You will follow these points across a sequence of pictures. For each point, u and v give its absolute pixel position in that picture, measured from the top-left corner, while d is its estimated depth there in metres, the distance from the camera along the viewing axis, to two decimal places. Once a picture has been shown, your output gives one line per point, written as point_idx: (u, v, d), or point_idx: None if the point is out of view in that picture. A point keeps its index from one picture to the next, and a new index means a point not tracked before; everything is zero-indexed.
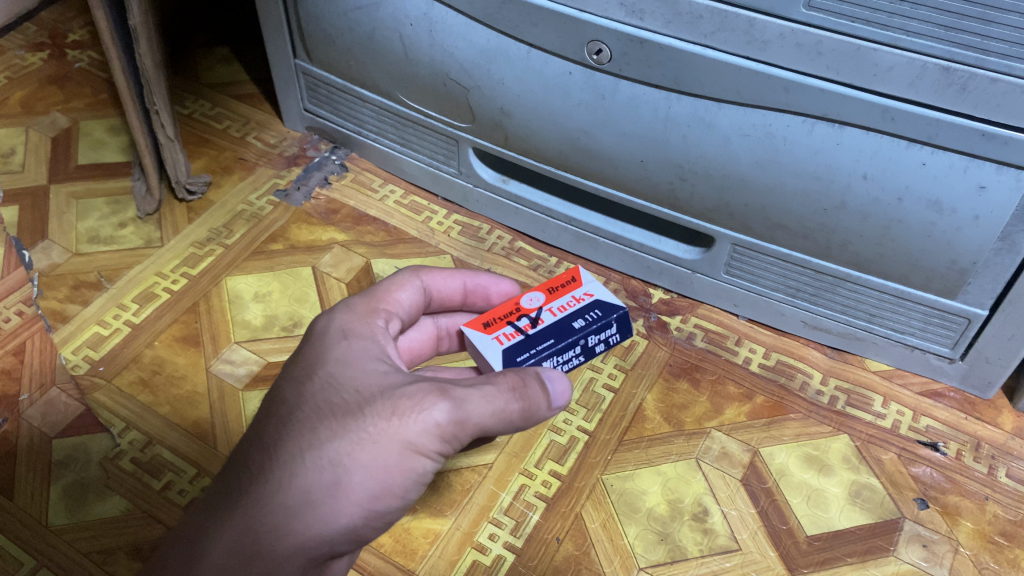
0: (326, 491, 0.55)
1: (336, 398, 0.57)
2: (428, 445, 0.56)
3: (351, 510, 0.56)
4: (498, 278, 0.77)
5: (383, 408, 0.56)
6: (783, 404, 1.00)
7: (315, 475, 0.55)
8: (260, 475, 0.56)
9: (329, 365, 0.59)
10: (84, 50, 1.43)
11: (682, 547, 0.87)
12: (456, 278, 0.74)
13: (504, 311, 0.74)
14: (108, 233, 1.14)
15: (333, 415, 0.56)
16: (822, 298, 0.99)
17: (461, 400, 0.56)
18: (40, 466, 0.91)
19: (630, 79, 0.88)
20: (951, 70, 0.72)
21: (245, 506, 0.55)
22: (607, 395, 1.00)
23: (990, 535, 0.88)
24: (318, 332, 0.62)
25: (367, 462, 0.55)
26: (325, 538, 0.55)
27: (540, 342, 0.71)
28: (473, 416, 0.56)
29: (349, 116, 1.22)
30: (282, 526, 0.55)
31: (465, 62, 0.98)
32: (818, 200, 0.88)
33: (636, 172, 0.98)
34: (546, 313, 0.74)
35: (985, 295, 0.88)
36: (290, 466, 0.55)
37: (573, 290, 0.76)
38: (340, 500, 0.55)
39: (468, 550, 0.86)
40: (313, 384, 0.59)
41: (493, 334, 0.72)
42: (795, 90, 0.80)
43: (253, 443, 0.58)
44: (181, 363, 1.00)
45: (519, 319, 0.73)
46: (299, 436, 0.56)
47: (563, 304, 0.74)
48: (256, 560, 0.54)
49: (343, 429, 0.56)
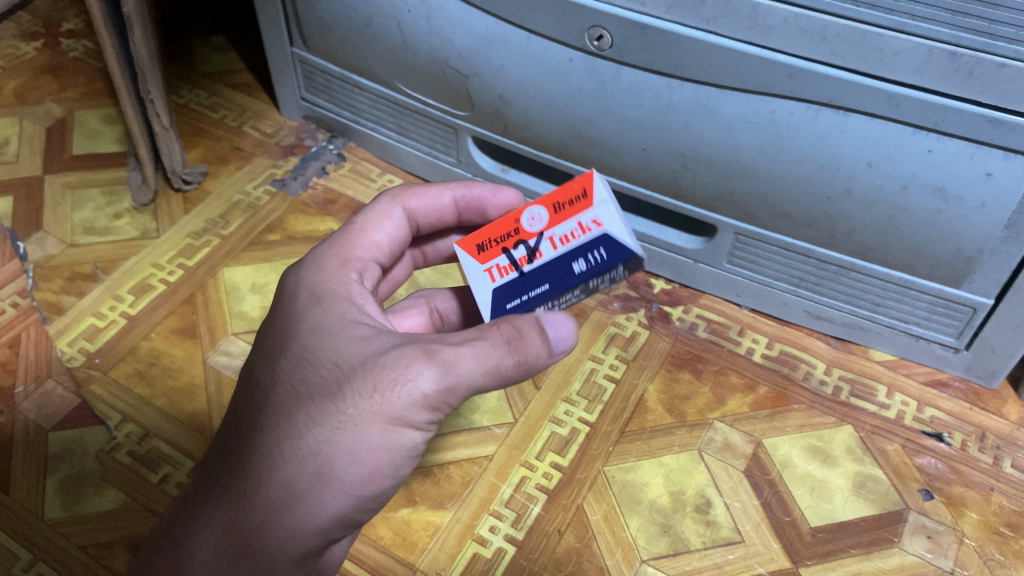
0: (310, 481, 0.54)
1: (312, 378, 0.55)
2: (421, 424, 0.55)
3: (339, 497, 0.55)
4: (499, 188, 0.72)
5: (361, 386, 0.53)
6: (786, 394, 0.99)
7: (297, 466, 0.54)
8: (244, 470, 0.55)
9: (303, 339, 0.57)
10: (78, 39, 1.42)
11: (685, 539, 0.86)
12: (443, 195, 0.71)
13: (502, 233, 0.61)
14: (104, 224, 1.13)
15: (309, 399, 0.55)
16: (825, 287, 0.98)
17: (449, 365, 0.53)
18: (35, 460, 0.90)
19: (632, 65, 0.87)
20: (957, 56, 0.71)
21: (231, 501, 0.56)
22: (609, 385, 0.99)
23: (995, 526, 0.88)
24: (291, 300, 0.60)
25: (349, 445, 0.54)
26: (314, 526, 0.55)
27: (534, 287, 0.60)
28: (464, 379, 0.53)
29: (347, 105, 1.20)
30: (269, 521, 0.54)
31: (464, 49, 0.97)
32: (822, 188, 0.87)
33: (638, 161, 0.96)
34: (546, 243, 0.60)
35: (991, 285, 0.87)
36: (271, 458, 0.55)
37: (581, 212, 0.59)
38: (326, 488, 0.54)
39: (469, 542, 0.85)
40: (287, 361, 0.57)
41: (486, 264, 0.61)
42: (799, 76, 0.79)
43: (236, 434, 0.57)
44: (177, 355, 0.99)
45: (515, 247, 0.61)
46: (277, 425, 0.55)
47: (566, 233, 0.59)
48: (247, 554, 0.55)
49: (321, 414, 0.54)
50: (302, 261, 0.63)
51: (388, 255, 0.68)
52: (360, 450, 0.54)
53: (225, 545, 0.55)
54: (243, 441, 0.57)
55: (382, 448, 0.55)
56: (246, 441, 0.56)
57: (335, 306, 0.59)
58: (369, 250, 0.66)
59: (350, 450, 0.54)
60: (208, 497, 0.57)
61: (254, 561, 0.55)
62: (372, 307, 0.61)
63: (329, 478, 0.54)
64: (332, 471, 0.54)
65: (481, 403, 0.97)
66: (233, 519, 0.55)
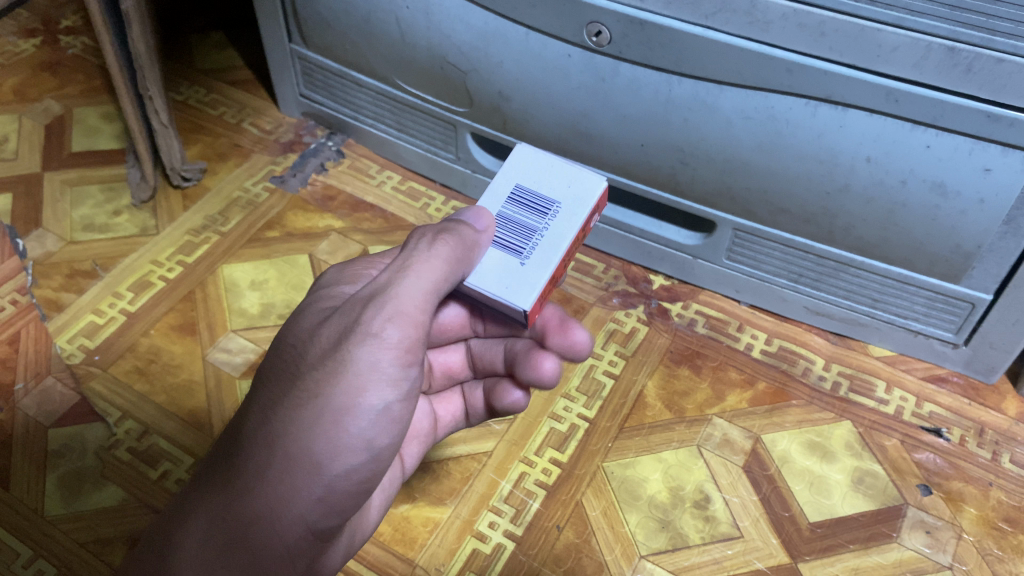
0: (281, 459, 0.55)
1: (282, 359, 0.58)
2: (383, 377, 0.55)
3: (314, 478, 0.55)
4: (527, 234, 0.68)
5: (319, 354, 0.55)
6: (786, 390, 0.99)
7: (268, 443, 0.55)
8: (229, 460, 0.57)
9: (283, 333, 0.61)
10: (77, 36, 1.42)
11: (684, 535, 0.86)
12: None
13: None
14: (103, 221, 1.13)
15: (279, 376, 0.57)
16: (824, 283, 0.98)
17: (392, 301, 0.55)
18: (35, 456, 0.90)
19: (630, 61, 0.87)
20: (956, 51, 0.71)
21: (219, 491, 0.57)
22: (608, 381, 0.99)
23: (993, 521, 0.88)
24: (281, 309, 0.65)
25: (312, 413, 0.55)
26: (296, 507, 0.55)
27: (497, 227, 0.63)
28: (404, 307, 0.55)
29: (346, 101, 1.20)
30: (251, 509, 0.55)
31: (463, 45, 0.97)
32: (821, 183, 0.87)
33: (637, 157, 0.97)
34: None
35: (989, 280, 0.87)
36: (249, 440, 0.56)
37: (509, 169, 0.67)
38: (298, 468, 0.55)
39: (468, 538, 0.85)
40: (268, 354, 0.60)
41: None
42: (798, 72, 0.79)
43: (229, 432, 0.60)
44: (177, 352, 0.99)
45: None
46: (255, 408, 0.57)
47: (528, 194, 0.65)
48: (237, 543, 0.56)
49: (287, 386, 0.56)
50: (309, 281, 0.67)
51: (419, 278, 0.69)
52: (326, 417, 0.54)
53: (214, 536, 0.56)
54: (232, 437, 0.59)
55: (347, 412, 0.55)
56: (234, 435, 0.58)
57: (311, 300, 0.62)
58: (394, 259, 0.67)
59: (315, 417, 0.54)
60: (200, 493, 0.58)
61: (244, 550, 0.56)
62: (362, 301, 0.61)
63: (301, 457, 0.55)
64: (304, 447, 0.55)
65: None
66: (220, 509, 0.56)
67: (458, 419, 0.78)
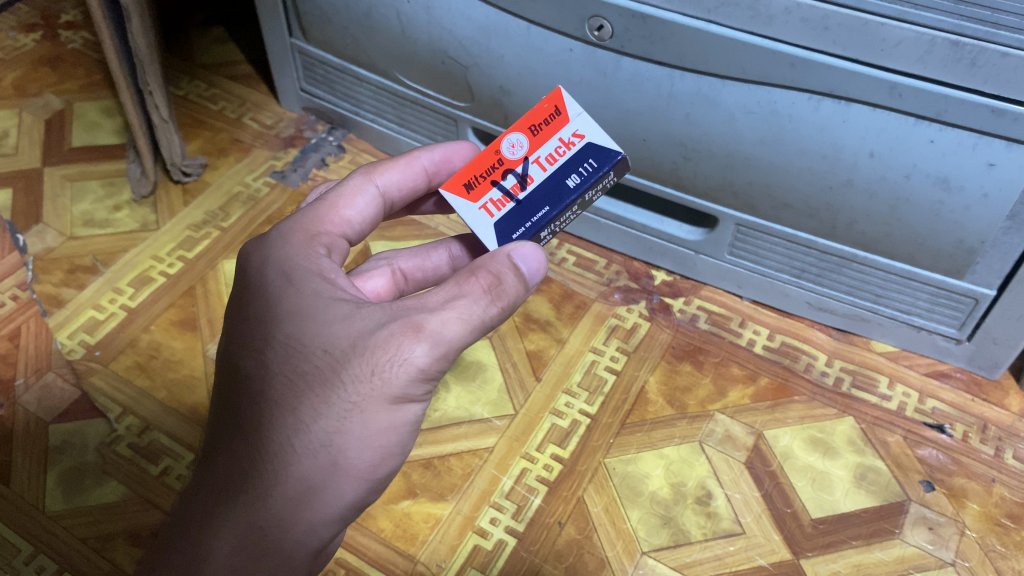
0: (325, 474, 0.55)
1: (306, 365, 0.55)
2: (420, 397, 0.56)
3: (353, 484, 0.56)
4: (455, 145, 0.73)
5: (360, 370, 0.54)
6: (788, 385, 0.99)
7: (310, 460, 0.55)
8: (254, 468, 0.56)
9: (286, 326, 0.56)
10: (77, 31, 1.41)
11: (686, 531, 0.86)
12: (413, 169, 0.70)
13: (485, 168, 0.64)
14: (104, 216, 1.13)
15: (309, 389, 0.55)
16: (827, 278, 0.98)
17: (437, 334, 0.54)
18: (36, 452, 0.90)
19: (633, 55, 0.86)
20: (960, 45, 0.70)
21: (245, 500, 0.56)
22: (609, 377, 0.99)
23: (996, 517, 0.87)
24: (258, 282, 0.60)
25: (357, 432, 0.55)
26: (331, 514, 0.56)
27: (534, 212, 0.63)
28: (453, 343, 0.55)
29: (346, 96, 1.20)
30: (288, 518, 0.55)
31: (464, 39, 0.96)
32: (824, 178, 0.86)
33: (639, 152, 0.96)
34: (534, 166, 0.64)
35: (993, 276, 0.87)
36: (282, 455, 0.55)
37: (560, 130, 0.64)
38: (340, 479, 0.55)
39: (470, 534, 0.85)
40: (275, 352, 0.56)
41: (478, 202, 0.63)
42: (801, 67, 0.78)
43: (236, 429, 0.57)
44: (177, 347, 0.99)
45: (504, 177, 0.64)
46: (281, 420, 0.55)
47: (551, 154, 0.64)
48: (265, 549, 0.56)
49: (326, 405, 0.54)
50: (267, 238, 0.62)
51: (358, 233, 0.67)
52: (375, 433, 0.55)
53: (244, 544, 0.55)
54: (249, 440, 0.56)
55: (388, 426, 0.56)
56: (253, 438, 0.56)
57: (309, 284, 0.58)
58: (340, 225, 0.65)
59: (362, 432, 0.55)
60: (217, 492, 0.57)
61: (275, 556, 0.56)
62: (344, 281, 0.60)
63: (346, 467, 0.55)
64: (348, 459, 0.55)
65: (482, 395, 0.96)
66: (251, 517, 0.55)
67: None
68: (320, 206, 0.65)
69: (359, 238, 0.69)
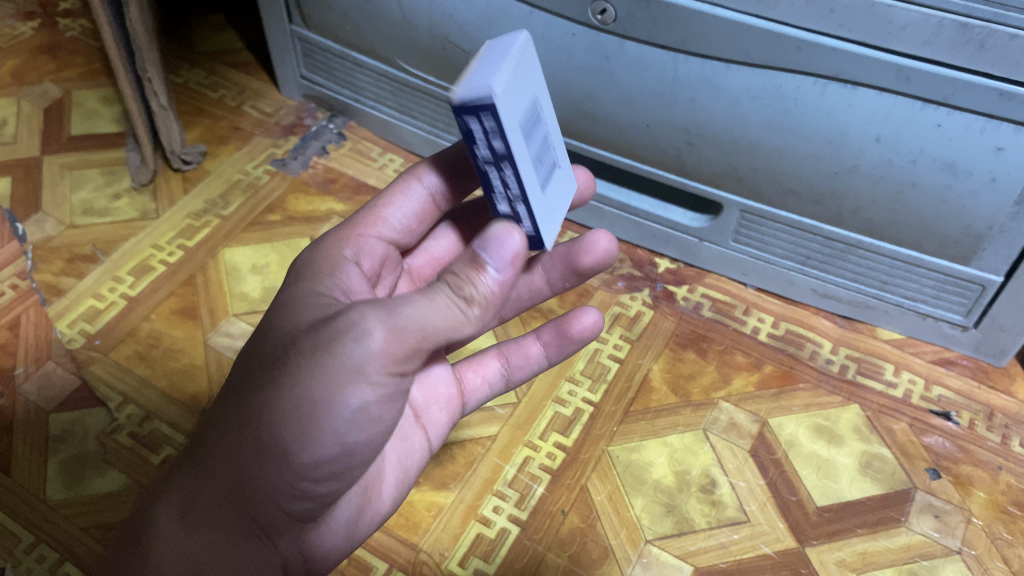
0: (256, 446, 0.55)
1: (273, 342, 0.57)
2: (366, 381, 0.52)
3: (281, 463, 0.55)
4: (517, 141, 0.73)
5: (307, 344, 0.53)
6: (793, 373, 0.98)
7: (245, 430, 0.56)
8: (211, 437, 0.59)
9: (278, 306, 0.60)
10: (75, 19, 1.40)
11: (690, 519, 0.85)
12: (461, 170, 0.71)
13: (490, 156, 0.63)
14: (103, 204, 1.12)
15: (264, 364, 0.56)
16: (832, 265, 0.97)
17: (395, 309, 0.51)
18: (36, 441, 0.89)
19: (636, 39, 0.85)
20: (968, 27, 0.69)
21: (197, 467, 0.59)
22: (613, 365, 0.98)
23: (1003, 505, 0.87)
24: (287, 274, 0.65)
25: (286, 406, 0.53)
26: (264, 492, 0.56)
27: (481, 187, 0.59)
28: (410, 323, 0.50)
29: (347, 83, 1.19)
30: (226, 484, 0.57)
31: (465, 24, 0.95)
32: (829, 163, 0.85)
33: (642, 138, 0.95)
34: None
35: (1000, 262, 0.86)
36: (230, 426, 0.57)
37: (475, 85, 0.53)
38: (269, 454, 0.55)
39: (472, 523, 0.84)
40: (260, 331, 0.59)
41: None
42: (806, 50, 0.77)
43: (216, 405, 0.61)
44: (178, 336, 0.99)
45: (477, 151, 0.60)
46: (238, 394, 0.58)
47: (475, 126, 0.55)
48: (203, 514, 0.58)
49: (270, 379, 0.55)
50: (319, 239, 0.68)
51: (406, 232, 0.72)
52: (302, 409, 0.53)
53: (185, 504, 0.58)
54: (217, 414, 0.60)
55: (321, 408, 0.53)
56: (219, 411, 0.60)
57: (314, 278, 0.61)
58: (380, 228, 0.70)
59: (292, 408, 0.53)
60: (188, 456, 0.61)
61: (213, 521, 0.58)
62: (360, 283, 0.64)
63: (274, 442, 0.54)
64: (277, 435, 0.54)
65: None
66: (196, 479, 0.59)
67: (490, 384, 0.74)
68: (367, 209, 0.70)
69: (416, 236, 0.73)
